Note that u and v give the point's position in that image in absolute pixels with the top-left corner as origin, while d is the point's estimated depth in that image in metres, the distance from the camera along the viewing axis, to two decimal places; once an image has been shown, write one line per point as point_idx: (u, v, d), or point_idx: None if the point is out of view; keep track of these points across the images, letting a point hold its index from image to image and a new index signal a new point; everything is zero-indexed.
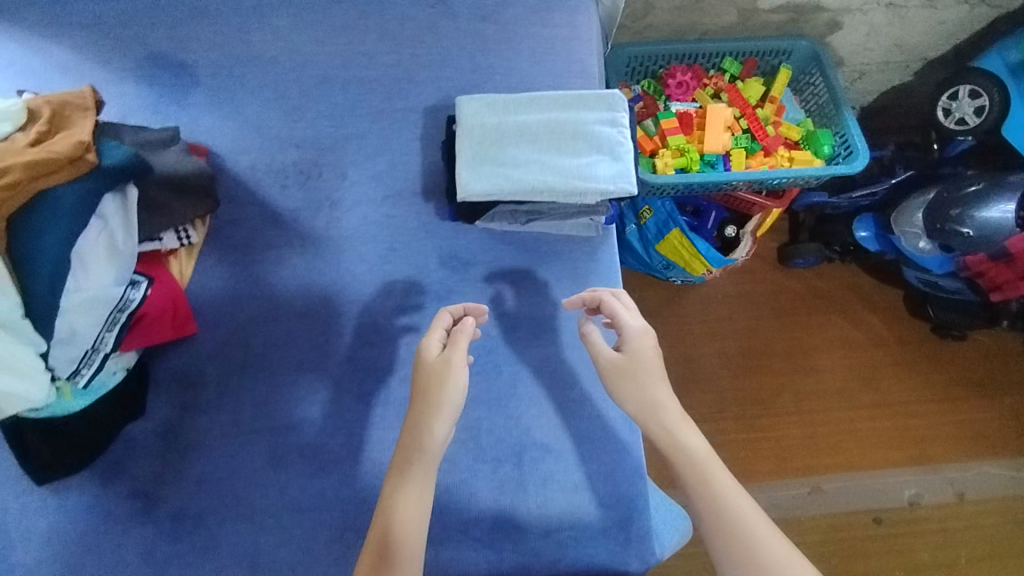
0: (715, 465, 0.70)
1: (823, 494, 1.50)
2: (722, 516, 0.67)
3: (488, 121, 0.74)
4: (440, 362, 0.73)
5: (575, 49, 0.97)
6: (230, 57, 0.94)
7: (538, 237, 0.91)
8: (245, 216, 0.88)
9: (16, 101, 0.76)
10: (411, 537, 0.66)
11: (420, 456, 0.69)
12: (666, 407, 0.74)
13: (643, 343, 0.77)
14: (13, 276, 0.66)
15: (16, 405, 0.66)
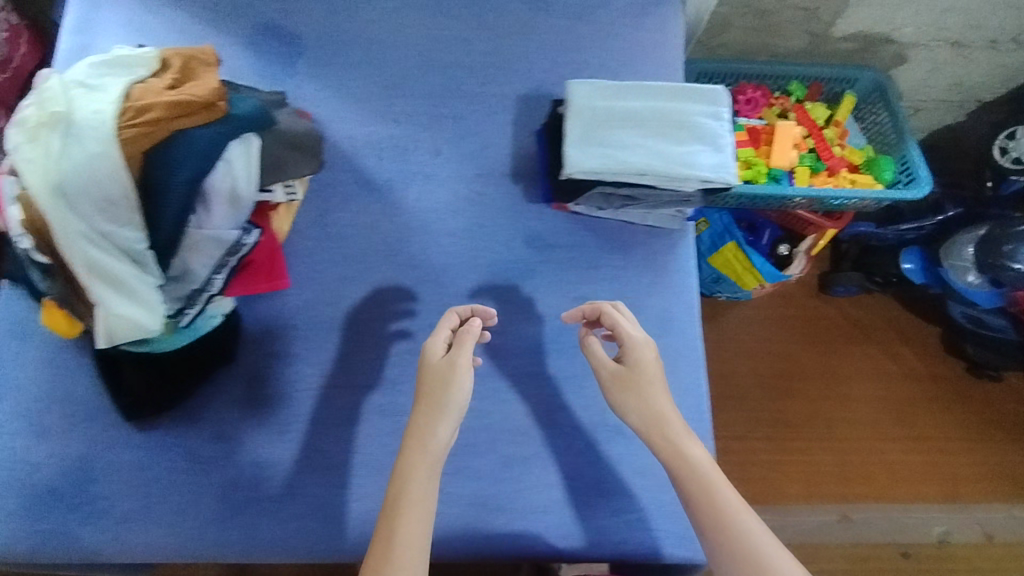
0: (721, 486, 0.69)
1: (852, 523, 1.49)
2: (734, 539, 0.65)
3: (597, 104, 0.77)
4: (445, 363, 0.74)
5: (664, 54, 1.02)
6: (336, 31, 0.98)
7: (620, 226, 0.93)
8: (342, 182, 0.92)
9: (149, 50, 0.79)
10: (413, 537, 0.65)
11: (421, 457, 0.70)
12: (670, 426, 0.73)
13: (650, 359, 0.77)
14: (142, 207, 0.69)
15: (132, 333, 0.69)
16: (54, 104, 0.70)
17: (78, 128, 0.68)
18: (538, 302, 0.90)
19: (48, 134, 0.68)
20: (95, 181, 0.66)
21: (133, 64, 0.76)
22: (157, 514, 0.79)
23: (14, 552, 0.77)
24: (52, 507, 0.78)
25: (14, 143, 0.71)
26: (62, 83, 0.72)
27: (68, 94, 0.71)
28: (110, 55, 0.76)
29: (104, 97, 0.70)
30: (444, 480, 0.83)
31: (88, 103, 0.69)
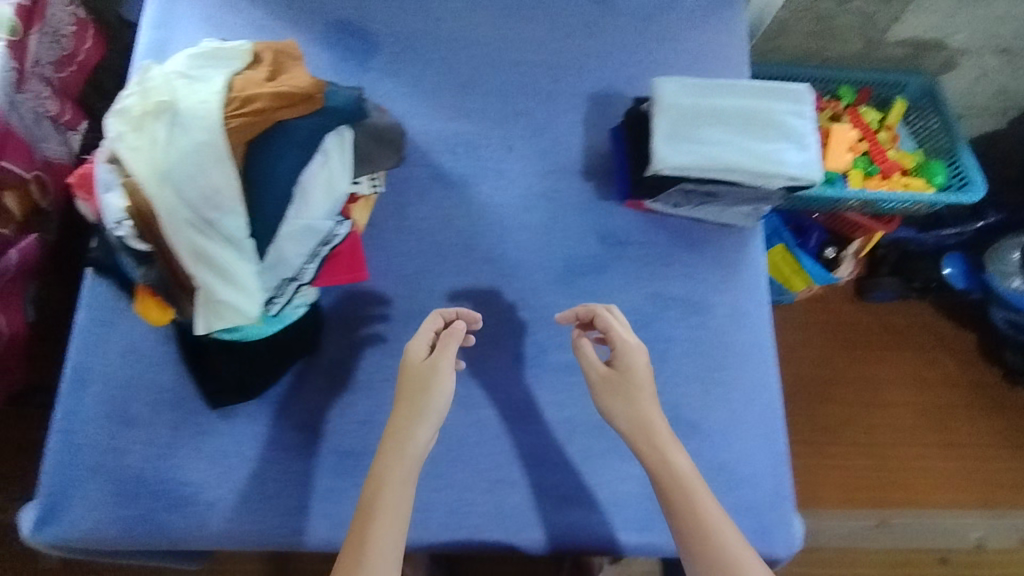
0: (699, 489, 0.70)
1: (889, 528, 1.47)
2: (705, 541, 0.67)
3: (685, 101, 0.78)
4: (428, 365, 0.76)
5: (732, 55, 1.03)
6: (408, 28, 0.99)
7: (692, 223, 0.94)
8: (417, 176, 0.93)
9: (241, 42, 0.80)
10: (386, 534, 0.66)
11: (402, 456, 0.72)
12: (652, 429, 0.75)
13: (637, 363, 0.78)
14: (244, 196, 0.70)
15: (234, 317, 0.71)
16: (158, 94, 0.71)
17: (183, 117, 0.69)
18: (612, 298, 0.91)
19: (153, 123, 0.69)
20: (201, 169, 0.67)
21: (228, 55, 0.76)
22: (242, 502, 0.80)
23: (99, 536, 0.78)
24: (138, 494, 0.79)
25: (114, 132, 0.72)
26: (163, 74, 0.73)
27: (171, 84, 0.72)
28: (206, 46, 0.77)
29: (207, 87, 0.71)
30: (523, 473, 0.84)
31: (191, 93, 0.70)
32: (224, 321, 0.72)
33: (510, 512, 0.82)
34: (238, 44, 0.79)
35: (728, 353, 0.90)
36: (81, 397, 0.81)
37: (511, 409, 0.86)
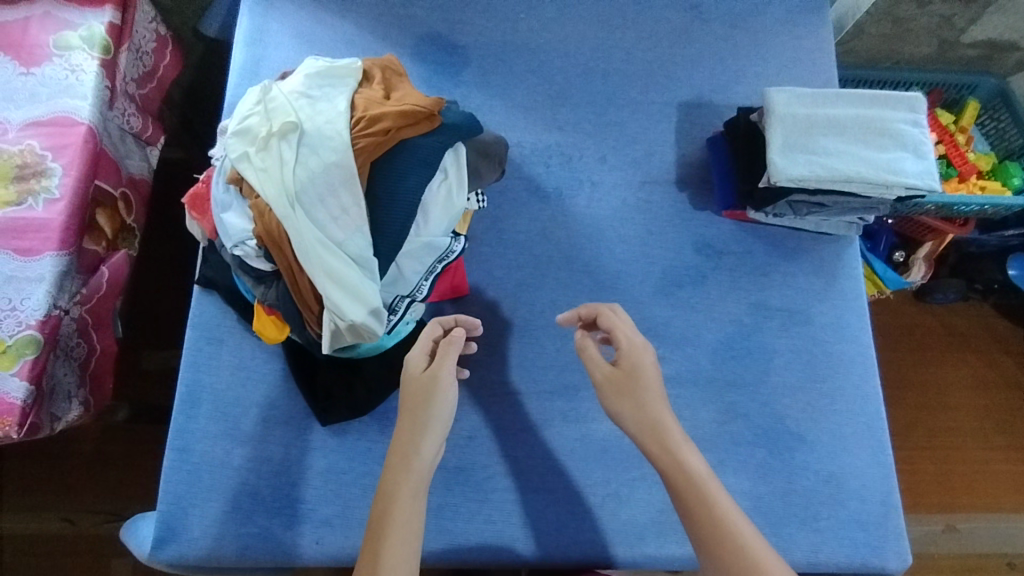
0: (717, 494, 0.62)
1: (958, 534, 1.44)
2: (729, 554, 0.59)
3: (799, 111, 0.78)
4: (427, 376, 0.70)
5: (820, 61, 1.02)
6: (498, 41, 1.00)
7: (790, 232, 0.93)
8: (513, 189, 0.93)
9: (352, 60, 0.81)
10: (396, 568, 0.59)
11: (406, 475, 0.65)
12: (664, 431, 0.67)
13: (643, 360, 0.71)
14: (367, 215, 0.71)
15: (363, 336, 0.73)
16: (282, 115, 0.72)
17: (311, 138, 0.70)
18: (712, 308, 0.90)
19: (278, 144, 0.70)
20: (332, 190, 0.68)
21: (343, 73, 0.77)
22: (355, 519, 0.79)
23: (221, 555, 0.78)
24: (254, 511, 0.79)
25: (235, 153, 0.73)
26: (284, 96, 0.74)
27: (293, 106, 0.72)
28: (319, 65, 0.78)
29: (330, 108, 0.72)
30: (634, 487, 0.82)
31: (315, 114, 0.71)
32: (355, 340, 0.73)
33: (622, 528, 0.81)
34: (349, 62, 0.79)
35: (833, 364, 0.88)
36: (194, 415, 0.82)
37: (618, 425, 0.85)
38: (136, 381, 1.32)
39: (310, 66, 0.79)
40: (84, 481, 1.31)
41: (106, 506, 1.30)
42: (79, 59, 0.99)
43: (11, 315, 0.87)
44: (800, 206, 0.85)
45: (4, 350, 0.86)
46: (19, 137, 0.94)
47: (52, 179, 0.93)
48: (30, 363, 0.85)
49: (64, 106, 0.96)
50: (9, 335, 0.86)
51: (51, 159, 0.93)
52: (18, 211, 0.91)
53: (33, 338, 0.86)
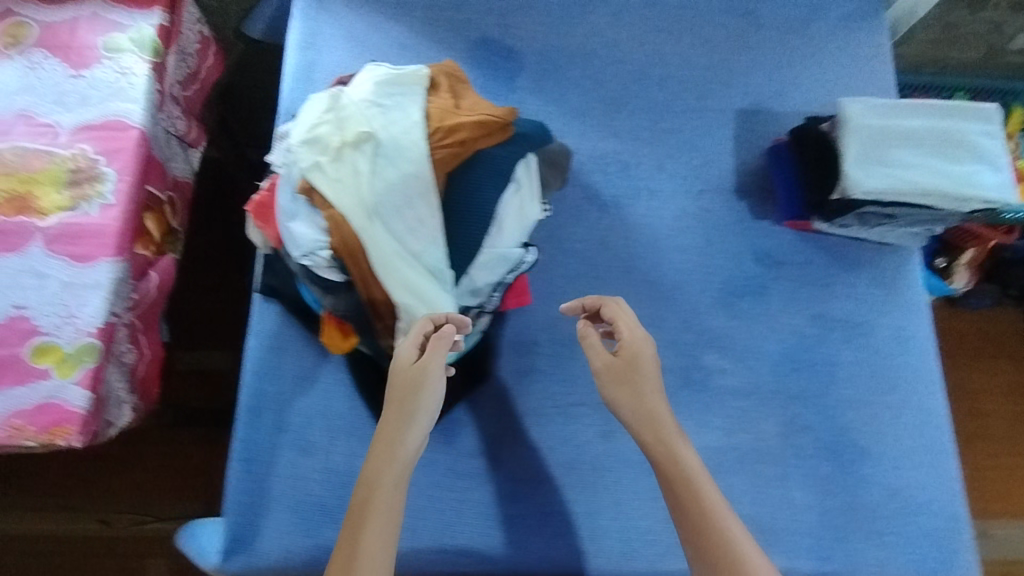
0: (708, 487, 0.66)
1: (993, 541, 1.43)
2: (715, 544, 0.63)
3: (874, 123, 0.77)
4: (417, 369, 0.67)
5: (877, 68, 1.01)
6: (553, 45, 0.98)
7: (852, 242, 0.92)
8: (571, 197, 0.92)
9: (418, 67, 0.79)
10: (373, 556, 0.59)
11: (390, 464, 0.64)
12: (660, 424, 0.70)
13: (643, 354, 0.73)
14: (443, 227, 0.70)
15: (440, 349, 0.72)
16: (353, 123, 0.71)
17: (386, 148, 0.69)
18: (774, 319, 0.89)
19: (352, 154, 0.69)
20: (410, 203, 0.68)
21: (412, 79, 0.76)
22: (424, 530, 0.79)
23: (289, 566, 0.78)
24: (322, 523, 0.79)
25: (304, 161, 0.72)
26: (353, 103, 0.73)
27: (364, 113, 0.71)
28: (385, 71, 0.76)
29: (403, 117, 0.71)
30: None
31: (389, 122, 0.70)
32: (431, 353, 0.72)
33: None
34: (415, 68, 0.78)
35: (895, 377, 0.88)
36: (258, 425, 0.81)
37: None
38: (179, 385, 1.33)
39: (374, 72, 0.78)
40: (121, 484, 1.31)
41: (144, 508, 1.30)
42: (129, 62, 0.97)
43: (70, 322, 0.87)
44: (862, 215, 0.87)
45: (63, 357, 0.85)
46: (72, 141, 0.93)
47: (106, 184, 0.92)
48: (90, 371, 0.85)
49: (115, 109, 0.95)
50: (68, 343, 0.86)
51: (104, 164, 0.92)
52: (73, 216, 0.90)
53: (93, 345, 0.86)
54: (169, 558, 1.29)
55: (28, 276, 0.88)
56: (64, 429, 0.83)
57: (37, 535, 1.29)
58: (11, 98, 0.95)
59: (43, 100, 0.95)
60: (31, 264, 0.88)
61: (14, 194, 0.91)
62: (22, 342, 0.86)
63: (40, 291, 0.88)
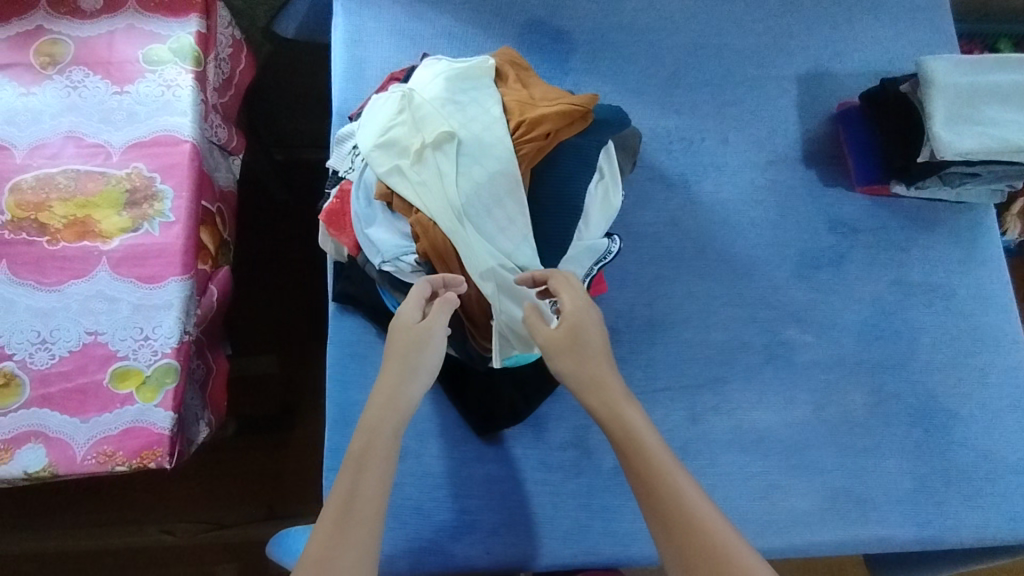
0: (674, 467, 0.58)
1: None
2: (690, 530, 0.55)
3: (958, 81, 0.76)
4: (423, 326, 0.66)
5: (938, 21, 0.98)
6: (604, 22, 0.95)
7: (924, 205, 0.91)
8: (637, 179, 0.90)
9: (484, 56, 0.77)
10: (370, 498, 0.57)
11: (390, 413, 0.62)
12: (615, 402, 0.63)
13: (586, 325, 0.65)
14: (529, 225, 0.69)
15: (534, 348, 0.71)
16: (430, 123, 0.69)
17: (467, 147, 0.68)
18: (853, 288, 0.88)
19: (432, 156, 0.68)
20: (497, 201, 0.67)
21: (483, 71, 0.74)
22: (522, 526, 0.79)
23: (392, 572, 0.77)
24: (421, 526, 0.78)
25: (382, 165, 0.70)
26: (427, 102, 0.71)
27: (440, 112, 0.70)
28: (453, 65, 0.74)
29: (481, 114, 0.69)
30: (795, 477, 0.81)
31: (467, 121, 0.69)
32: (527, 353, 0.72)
33: (789, 519, 0.79)
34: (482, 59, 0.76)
35: (979, 337, 0.87)
36: (347, 434, 0.80)
37: (771, 415, 0.83)
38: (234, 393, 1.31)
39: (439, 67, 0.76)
40: (183, 493, 1.29)
41: (207, 516, 1.28)
42: (172, 74, 0.95)
43: (145, 344, 0.86)
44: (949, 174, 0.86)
45: (143, 381, 0.85)
46: (125, 160, 0.91)
47: (165, 202, 0.90)
48: (172, 393, 0.84)
49: (165, 125, 0.93)
50: (147, 365, 0.85)
51: (160, 181, 0.91)
52: (136, 237, 0.89)
53: (171, 365, 0.85)
54: (238, 563, 1.27)
55: (98, 302, 0.87)
56: (153, 452, 0.83)
57: (101, 552, 1.26)
58: (56, 120, 0.93)
59: (88, 120, 0.93)
60: (99, 288, 0.87)
61: (73, 218, 0.89)
62: (100, 368, 0.85)
63: (113, 315, 0.87)
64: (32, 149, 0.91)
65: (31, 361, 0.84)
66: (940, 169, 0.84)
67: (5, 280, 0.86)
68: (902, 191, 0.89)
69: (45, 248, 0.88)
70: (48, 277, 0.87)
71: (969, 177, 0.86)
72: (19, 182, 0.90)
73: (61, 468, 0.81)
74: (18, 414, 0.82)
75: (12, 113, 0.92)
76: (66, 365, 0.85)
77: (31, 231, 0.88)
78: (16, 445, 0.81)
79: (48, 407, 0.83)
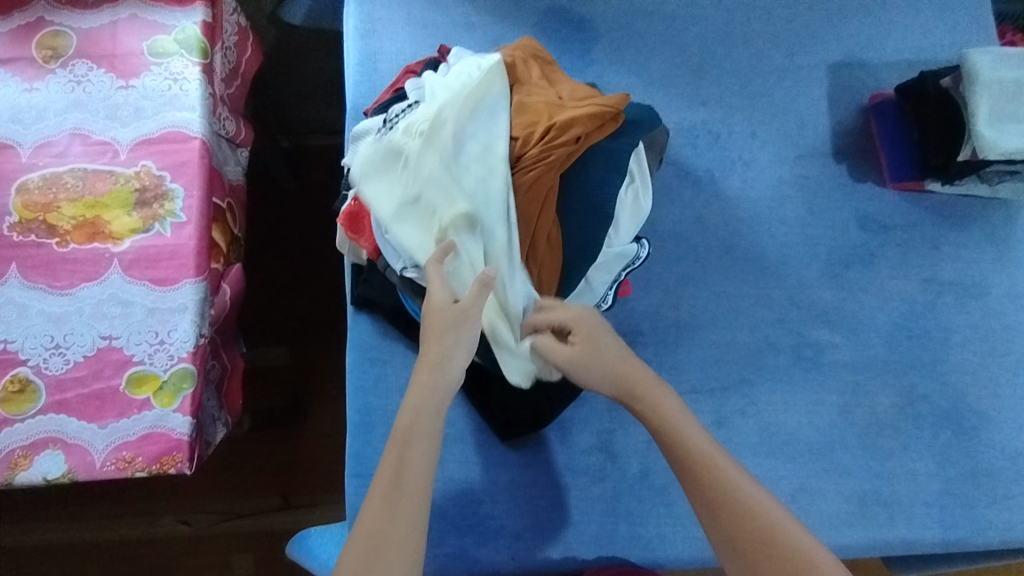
0: (715, 453, 0.64)
1: None
2: (747, 518, 0.60)
3: (1005, 76, 0.74)
4: (459, 309, 0.64)
5: (975, 5, 0.94)
6: (628, 10, 0.91)
7: (957, 200, 0.88)
8: (661, 175, 0.88)
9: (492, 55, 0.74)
10: (415, 475, 0.60)
11: (432, 391, 0.64)
12: (646, 396, 0.67)
13: (595, 325, 0.68)
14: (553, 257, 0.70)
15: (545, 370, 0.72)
16: (440, 183, 0.68)
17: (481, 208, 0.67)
18: (883, 287, 0.86)
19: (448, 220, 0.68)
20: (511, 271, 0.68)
21: (484, 100, 0.70)
22: (547, 531, 0.78)
23: None
24: (446, 532, 0.78)
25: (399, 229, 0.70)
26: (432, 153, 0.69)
27: (448, 168, 0.68)
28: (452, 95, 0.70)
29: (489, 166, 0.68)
30: (822, 480, 0.79)
31: (477, 177, 0.68)
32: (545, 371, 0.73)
33: (817, 523, 0.78)
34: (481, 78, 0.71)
35: (1011, 336, 0.85)
36: (369, 440, 0.79)
37: (796, 417, 0.81)
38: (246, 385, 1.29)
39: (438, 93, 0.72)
40: (198, 485, 1.27)
41: (224, 507, 1.27)
42: (179, 67, 0.92)
43: (161, 348, 0.84)
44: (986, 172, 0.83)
45: (160, 386, 0.83)
46: (134, 158, 0.89)
47: (176, 201, 0.88)
48: (190, 398, 0.83)
49: (173, 120, 0.90)
50: (164, 370, 0.84)
51: (171, 180, 0.88)
52: (147, 238, 0.87)
53: (187, 370, 0.84)
54: (254, 554, 1.26)
55: (111, 305, 0.85)
56: (172, 458, 0.81)
57: (118, 544, 1.25)
58: (61, 116, 0.90)
59: (94, 116, 0.90)
60: (112, 292, 0.85)
61: (83, 219, 0.87)
62: (116, 373, 0.83)
63: (127, 319, 0.85)
64: (38, 147, 0.89)
65: (46, 366, 0.83)
66: (977, 169, 0.82)
67: (16, 283, 0.85)
68: (937, 186, 0.87)
69: (55, 250, 0.86)
70: (59, 280, 0.85)
71: (1008, 173, 0.83)
72: (26, 181, 0.87)
73: (81, 475, 0.81)
74: (35, 420, 0.81)
75: (16, 110, 0.89)
76: (81, 370, 0.83)
77: (40, 232, 0.86)
78: (34, 451, 0.81)
79: (65, 413, 0.82)
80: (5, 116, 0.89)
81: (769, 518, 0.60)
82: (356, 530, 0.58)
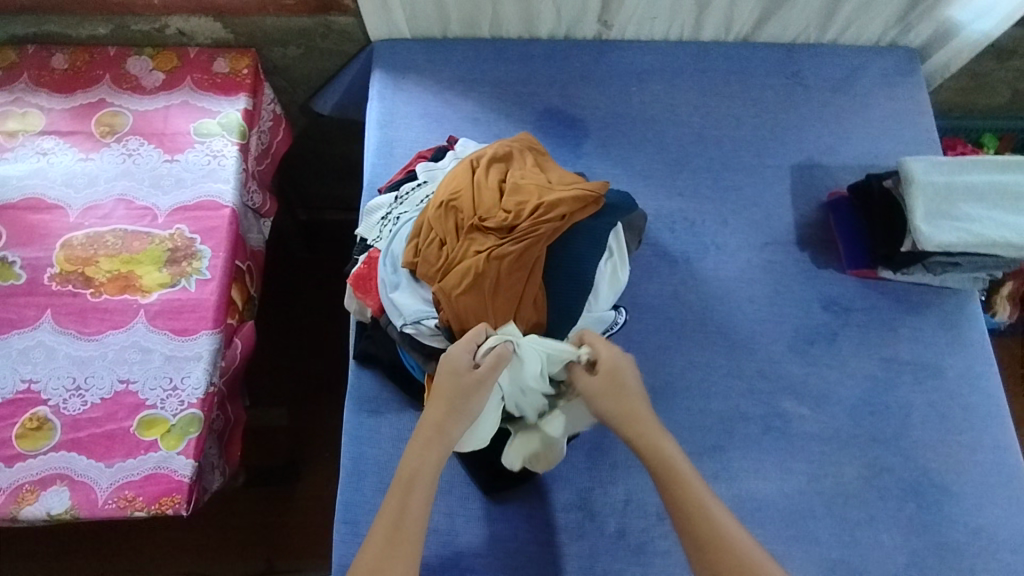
0: (701, 487, 0.70)
1: None
2: (722, 551, 0.67)
3: (938, 181, 0.88)
4: (468, 383, 0.73)
5: (919, 120, 1.07)
6: (615, 113, 1.05)
7: (911, 287, 0.97)
8: (641, 254, 0.97)
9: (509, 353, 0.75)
10: (414, 515, 0.69)
11: (436, 441, 0.72)
12: (648, 439, 0.73)
13: (623, 368, 0.76)
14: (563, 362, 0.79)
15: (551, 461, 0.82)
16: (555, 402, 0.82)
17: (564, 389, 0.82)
18: (845, 364, 0.92)
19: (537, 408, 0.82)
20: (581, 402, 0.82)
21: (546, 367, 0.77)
22: None
23: None
24: None
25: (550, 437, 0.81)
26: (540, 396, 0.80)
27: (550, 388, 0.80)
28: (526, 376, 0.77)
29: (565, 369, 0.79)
30: (792, 545, 0.83)
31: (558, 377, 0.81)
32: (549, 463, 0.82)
33: None
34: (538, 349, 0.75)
35: (968, 415, 0.90)
36: (360, 488, 0.83)
37: (767, 484, 0.85)
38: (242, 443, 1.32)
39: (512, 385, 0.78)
40: (187, 542, 1.28)
41: (207, 567, 1.26)
42: (219, 145, 1.04)
43: (173, 394, 0.90)
44: (931, 263, 0.94)
45: (169, 429, 0.88)
46: (170, 222, 0.99)
47: (203, 260, 0.97)
48: (194, 442, 0.88)
49: (208, 190, 1.01)
50: (172, 415, 0.89)
51: (200, 242, 0.98)
52: (173, 292, 0.95)
53: (195, 416, 0.89)
54: None
55: (133, 351, 0.92)
56: (171, 499, 0.85)
57: None
58: (110, 183, 1.01)
59: (140, 184, 1.02)
60: (134, 340, 0.93)
61: (117, 273, 0.96)
62: (129, 416, 0.89)
63: (145, 365, 0.91)
64: (86, 209, 1.00)
65: (64, 406, 0.89)
66: (921, 258, 0.93)
67: (48, 328, 0.93)
68: (891, 275, 0.96)
69: (88, 300, 0.95)
70: (88, 327, 0.93)
71: (951, 266, 0.94)
72: (71, 238, 0.98)
73: (82, 512, 0.84)
74: (47, 456, 0.86)
75: (71, 176, 1.01)
76: (96, 411, 0.89)
77: (77, 283, 0.95)
78: (41, 486, 0.85)
79: (76, 451, 0.87)
80: (60, 181, 1.01)
81: (740, 547, 0.67)
82: (357, 567, 0.66)
